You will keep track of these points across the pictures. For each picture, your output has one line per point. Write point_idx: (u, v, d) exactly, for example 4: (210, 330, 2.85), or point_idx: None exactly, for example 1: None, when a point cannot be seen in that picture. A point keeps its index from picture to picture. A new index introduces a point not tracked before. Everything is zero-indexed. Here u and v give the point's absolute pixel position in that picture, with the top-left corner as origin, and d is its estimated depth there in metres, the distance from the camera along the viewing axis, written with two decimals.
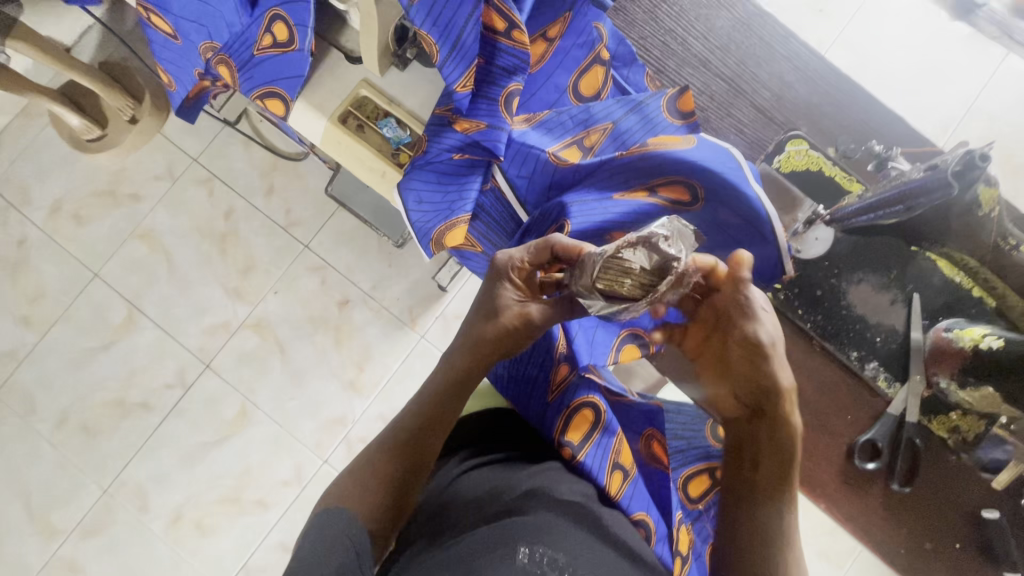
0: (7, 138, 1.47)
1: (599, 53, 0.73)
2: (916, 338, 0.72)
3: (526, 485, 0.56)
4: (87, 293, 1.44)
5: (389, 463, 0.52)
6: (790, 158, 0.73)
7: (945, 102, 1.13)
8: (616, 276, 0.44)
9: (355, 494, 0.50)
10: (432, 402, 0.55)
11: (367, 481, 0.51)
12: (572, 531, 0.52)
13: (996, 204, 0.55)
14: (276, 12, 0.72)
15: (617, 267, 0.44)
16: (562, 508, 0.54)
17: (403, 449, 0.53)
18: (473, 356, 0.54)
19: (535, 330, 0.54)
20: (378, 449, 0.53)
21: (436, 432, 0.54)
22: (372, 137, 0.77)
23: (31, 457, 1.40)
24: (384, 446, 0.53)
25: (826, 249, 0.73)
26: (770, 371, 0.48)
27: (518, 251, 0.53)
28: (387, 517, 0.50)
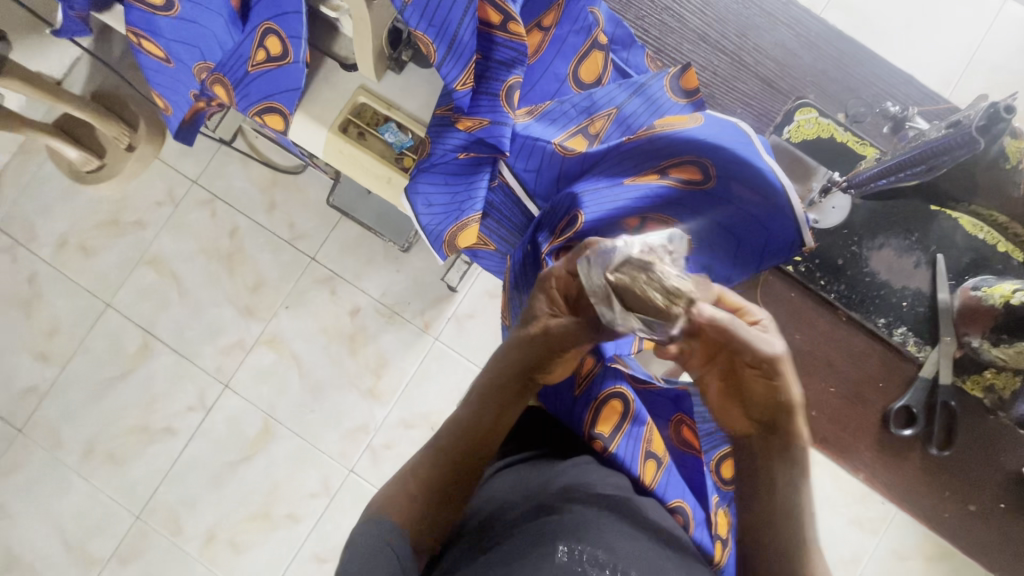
0: (8, 177, 1.48)
1: (596, 37, 0.71)
2: (943, 299, 0.71)
3: (568, 486, 0.55)
4: (100, 323, 1.45)
5: (429, 470, 0.52)
6: (800, 127, 0.70)
7: (945, 56, 1.10)
8: (632, 271, 0.47)
9: (396, 502, 0.50)
10: (471, 407, 0.54)
11: (410, 488, 0.51)
12: (612, 527, 0.51)
13: None
14: (267, 26, 0.71)
15: (638, 268, 0.48)
16: (601, 503, 0.54)
17: (444, 454, 0.53)
18: (507, 365, 0.53)
19: (553, 343, 0.52)
20: (419, 455, 0.53)
21: (475, 439, 0.53)
22: (375, 144, 0.76)
23: (61, 490, 1.41)
24: (426, 452, 0.53)
25: (843, 216, 0.71)
26: (783, 384, 0.48)
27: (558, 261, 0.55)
28: (430, 524, 0.50)
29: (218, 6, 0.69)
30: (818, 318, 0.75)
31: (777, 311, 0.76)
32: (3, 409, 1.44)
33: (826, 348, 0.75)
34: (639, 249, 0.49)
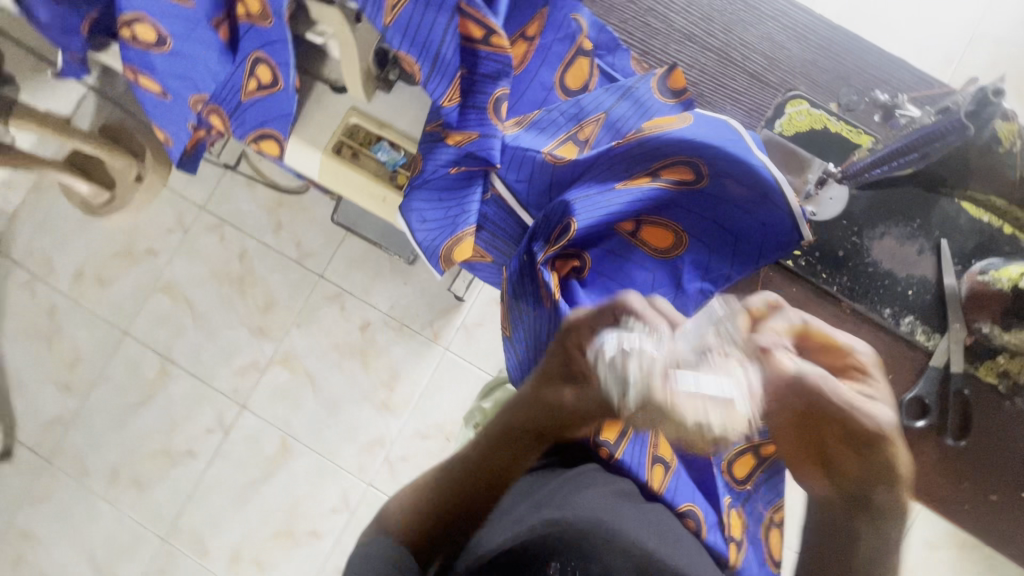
0: (24, 214, 1.52)
1: (581, 44, 0.72)
2: (951, 286, 0.66)
3: (585, 510, 0.54)
4: (119, 352, 1.48)
5: (433, 490, 0.49)
6: (792, 120, 0.69)
7: (946, 36, 1.08)
8: (653, 409, 0.44)
9: (404, 516, 0.49)
10: (486, 438, 0.50)
11: (418, 503, 0.49)
12: (613, 548, 0.53)
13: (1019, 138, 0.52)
14: (256, 56, 0.71)
15: (660, 405, 0.43)
16: (610, 531, 0.53)
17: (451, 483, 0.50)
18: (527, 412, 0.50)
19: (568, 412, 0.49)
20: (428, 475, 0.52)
21: (490, 471, 0.50)
22: (368, 163, 0.77)
23: (90, 516, 1.44)
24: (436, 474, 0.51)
25: (842, 208, 0.67)
26: (877, 444, 0.44)
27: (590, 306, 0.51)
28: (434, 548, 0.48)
29: (207, 38, 0.70)
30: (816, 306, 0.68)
31: None
32: (31, 439, 1.48)
33: None
34: (661, 380, 0.43)
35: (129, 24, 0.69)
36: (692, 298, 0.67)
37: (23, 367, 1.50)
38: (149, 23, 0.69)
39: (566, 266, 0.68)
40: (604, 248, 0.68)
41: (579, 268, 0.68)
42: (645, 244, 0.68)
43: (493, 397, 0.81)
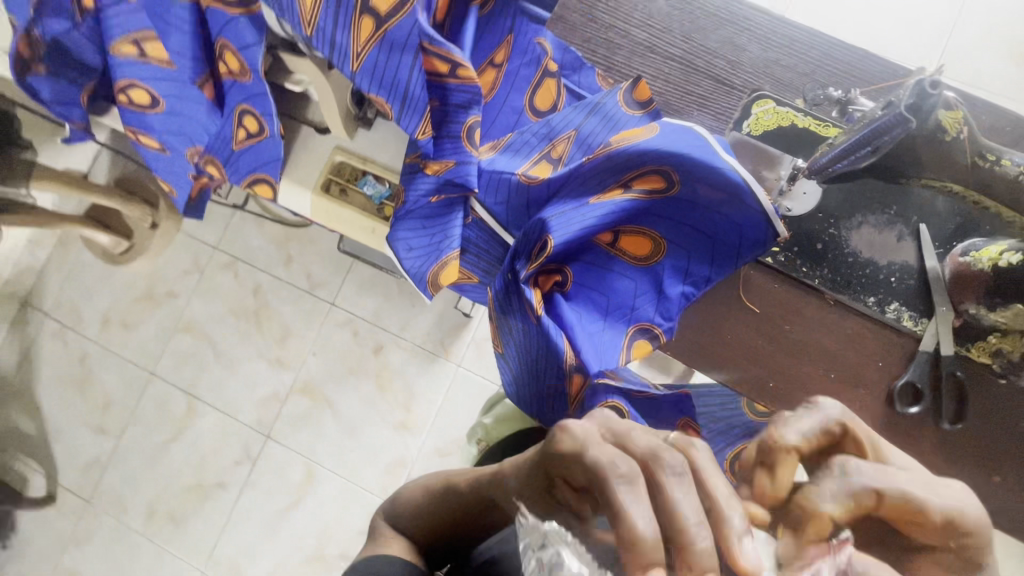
0: (51, 269, 1.61)
1: (546, 66, 0.75)
2: (932, 268, 0.66)
3: None
4: (147, 392, 1.55)
5: (432, 504, 0.52)
6: (758, 119, 0.69)
7: (933, 9, 1.08)
8: None
9: (407, 515, 0.53)
10: (478, 481, 0.50)
11: (419, 506, 0.53)
12: None
13: (964, 123, 0.54)
14: (242, 108, 0.75)
15: None
16: None
17: (439, 505, 0.52)
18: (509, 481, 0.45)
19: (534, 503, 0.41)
20: (421, 491, 0.54)
21: (477, 514, 0.49)
22: (356, 198, 0.81)
23: (131, 553, 1.50)
24: (426, 493, 0.53)
25: (817, 200, 0.68)
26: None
27: (591, 427, 0.37)
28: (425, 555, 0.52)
29: (195, 96, 0.75)
30: (802, 303, 0.69)
31: (762, 305, 0.70)
32: (72, 482, 1.55)
33: (815, 333, 0.69)
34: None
35: (123, 89, 0.73)
36: (674, 302, 0.68)
37: (60, 414, 1.58)
38: (142, 87, 0.73)
39: (549, 282, 0.70)
40: (585, 260, 0.70)
41: (561, 282, 0.71)
42: (625, 253, 0.70)
43: (493, 413, 0.84)
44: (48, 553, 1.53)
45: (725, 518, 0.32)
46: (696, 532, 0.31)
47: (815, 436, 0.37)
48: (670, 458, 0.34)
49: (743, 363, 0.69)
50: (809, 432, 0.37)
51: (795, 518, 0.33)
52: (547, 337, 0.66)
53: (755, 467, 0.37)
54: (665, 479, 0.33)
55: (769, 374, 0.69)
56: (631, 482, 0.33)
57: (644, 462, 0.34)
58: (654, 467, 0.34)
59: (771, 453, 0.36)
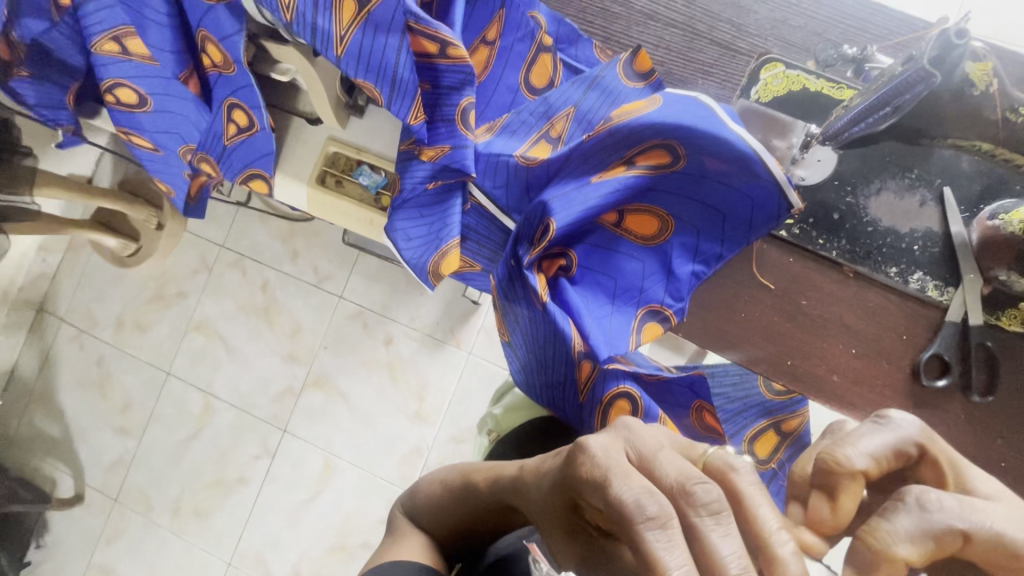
0: (64, 274, 1.63)
1: (541, 41, 0.71)
2: (958, 233, 0.62)
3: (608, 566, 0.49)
4: (164, 391, 1.57)
5: (446, 501, 0.52)
6: (768, 85, 0.66)
7: None
8: None
9: (424, 510, 0.53)
10: (492, 480, 0.49)
11: (434, 500, 0.53)
12: None
13: (992, 76, 0.52)
14: (231, 102, 0.73)
15: None
16: None
17: (454, 504, 0.51)
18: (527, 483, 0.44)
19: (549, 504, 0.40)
20: (438, 485, 0.54)
21: (492, 512, 0.49)
22: (352, 189, 0.79)
23: (160, 548, 1.53)
24: (442, 487, 0.53)
25: (832, 167, 0.64)
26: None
27: (612, 443, 0.37)
28: (440, 553, 0.52)
29: (182, 92, 0.73)
30: (820, 278, 0.66)
31: (778, 281, 0.67)
32: (98, 481, 1.58)
33: (835, 308, 0.66)
34: None
35: (109, 89, 0.71)
36: (684, 281, 0.66)
37: (81, 416, 1.60)
38: (129, 87, 0.71)
39: (552, 266, 0.68)
40: (591, 242, 0.68)
41: (566, 266, 0.68)
42: (631, 233, 0.67)
43: (503, 402, 0.82)
44: (80, 550, 1.57)
45: (779, 561, 0.31)
46: None
47: (885, 459, 0.38)
48: (701, 493, 0.33)
49: (758, 341, 0.67)
50: (880, 453, 0.39)
51: (860, 558, 0.34)
52: (554, 324, 0.64)
53: (812, 489, 0.39)
54: (698, 522, 0.32)
55: (787, 352, 0.66)
56: (662, 526, 0.32)
57: (672, 496, 0.34)
58: (684, 505, 0.33)
59: (835, 478, 0.37)
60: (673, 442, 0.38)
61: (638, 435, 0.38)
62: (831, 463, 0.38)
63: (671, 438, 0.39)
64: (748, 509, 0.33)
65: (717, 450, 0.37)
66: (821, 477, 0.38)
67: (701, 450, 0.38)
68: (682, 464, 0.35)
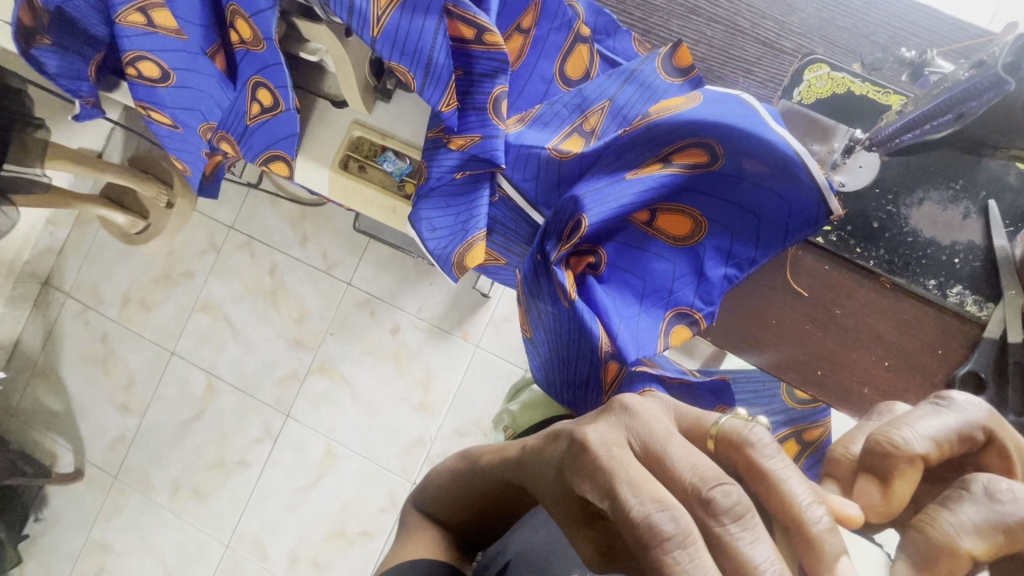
0: (70, 248, 1.61)
1: (578, 31, 0.68)
2: (1000, 248, 0.61)
3: None
4: (168, 371, 1.56)
5: (456, 486, 0.49)
6: (812, 86, 0.64)
7: None
8: None
9: (432, 500, 0.51)
10: (498, 461, 0.45)
11: (443, 485, 0.50)
12: None
13: None
14: (256, 80, 0.71)
15: None
16: None
17: (462, 489, 0.48)
18: (528, 465, 0.41)
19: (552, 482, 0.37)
20: (445, 474, 0.51)
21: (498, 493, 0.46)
22: (376, 175, 0.78)
23: (158, 527, 1.53)
24: (450, 476, 0.50)
25: (873, 175, 0.62)
26: None
27: (612, 434, 0.34)
28: (455, 540, 0.50)
29: (208, 68, 0.71)
30: (859, 288, 0.64)
31: (812, 289, 0.65)
32: (98, 457, 1.57)
33: (871, 318, 0.64)
34: None
35: (131, 63, 0.70)
36: (716, 284, 0.64)
37: (84, 393, 1.60)
38: (152, 60, 0.70)
39: (581, 263, 0.66)
40: (621, 240, 0.66)
41: (595, 264, 0.67)
42: (662, 233, 0.65)
43: (520, 400, 0.80)
44: (78, 526, 1.57)
45: (818, 539, 0.30)
46: None
47: (946, 443, 0.36)
48: (721, 499, 0.30)
49: (787, 345, 0.65)
50: (940, 435, 0.37)
51: (922, 551, 0.32)
52: (581, 322, 0.63)
53: (859, 473, 0.37)
54: (722, 532, 0.30)
55: (817, 362, 0.65)
56: (682, 542, 0.29)
57: (689, 503, 0.31)
58: (703, 514, 0.30)
59: (890, 460, 0.35)
60: (681, 427, 0.35)
61: (640, 419, 0.35)
62: (888, 446, 0.36)
63: (674, 415, 0.36)
64: (774, 487, 0.31)
65: (729, 417, 0.34)
66: (871, 458, 0.36)
67: (710, 421, 0.34)
68: (695, 461, 0.32)
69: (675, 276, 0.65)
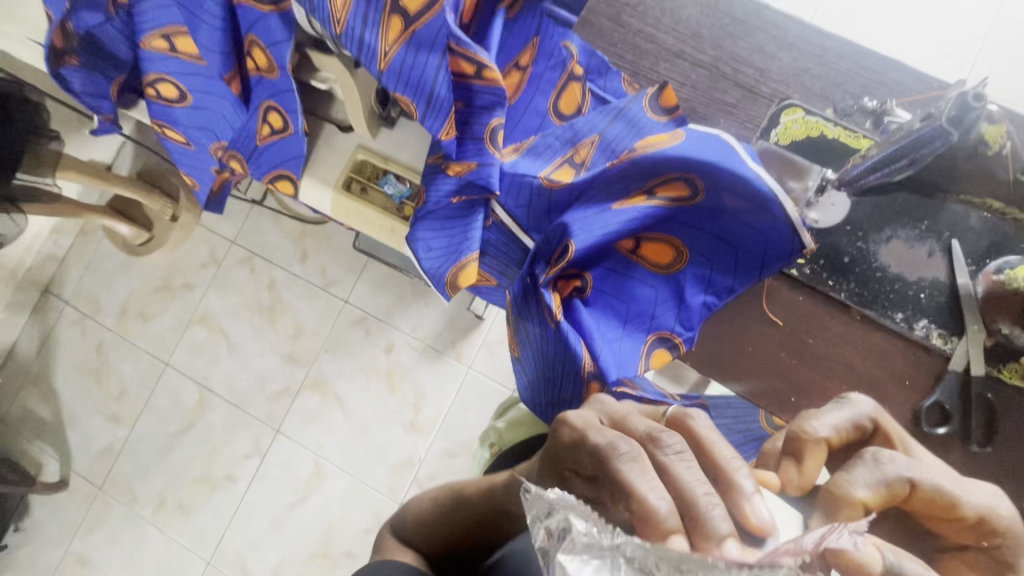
0: (73, 257, 1.64)
1: (572, 71, 0.74)
2: (964, 285, 0.64)
3: None
4: (161, 382, 1.57)
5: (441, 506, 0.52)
6: (787, 129, 0.68)
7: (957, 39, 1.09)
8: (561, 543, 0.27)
9: (416, 525, 0.53)
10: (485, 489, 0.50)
11: (430, 505, 0.54)
12: None
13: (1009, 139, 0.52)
14: (268, 104, 0.76)
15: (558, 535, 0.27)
16: None
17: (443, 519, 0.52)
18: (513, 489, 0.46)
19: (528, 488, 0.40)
20: (431, 502, 0.54)
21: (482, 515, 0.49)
22: (376, 197, 0.81)
23: (139, 541, 1.51)
24: (433, 504, 0.53)
25: (845, 213, 0.67)
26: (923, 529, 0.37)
27: (589, 414, 0.38)
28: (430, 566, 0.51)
29: (222, 91, 0.75)
30: (831, 320, 0.67)
31: (788, 319, 0.68)
32: (85, 468, 1.57)
33: (839, 347, 0.67)
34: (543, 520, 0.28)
35: (151, 83, 0.74)
36: (695, 311, 0.67)
37: (75, 402, 1.60)
38: (171, 82, 0.74)
39: (568, 287, 0.70)
40: (607, 266, 0.69)
41: (581, 288, 0.70)
42: (646, 261, 0.68)
43: (507, 417, 0.82)
44: (58, 538, 1.55)
45: (736, 483, 0.31)
46: (706, 501, 0.30)
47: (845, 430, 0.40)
48: (668, 437, 0.33)
49: (761, 373, 0.68)
50: (840, 425, 0.40)
51: (830, 503, 0.33)
52: (566, 343, 0.65)
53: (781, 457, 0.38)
54: (665, 459, 0.32)
55: (791, 389, 0.68)
56: (635, 458, 0.32)
57: (641, 442, 0.34)
58: (652, 448, 0.33)
59: (802, 444, 0.38)
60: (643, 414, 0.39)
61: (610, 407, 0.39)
62: (799, 431, 0.38)
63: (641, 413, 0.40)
64: (708, 450, 0.33)
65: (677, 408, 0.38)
66: (790, 444, 0.38)
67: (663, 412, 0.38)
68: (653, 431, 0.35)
69: (658, 302, 0.68)
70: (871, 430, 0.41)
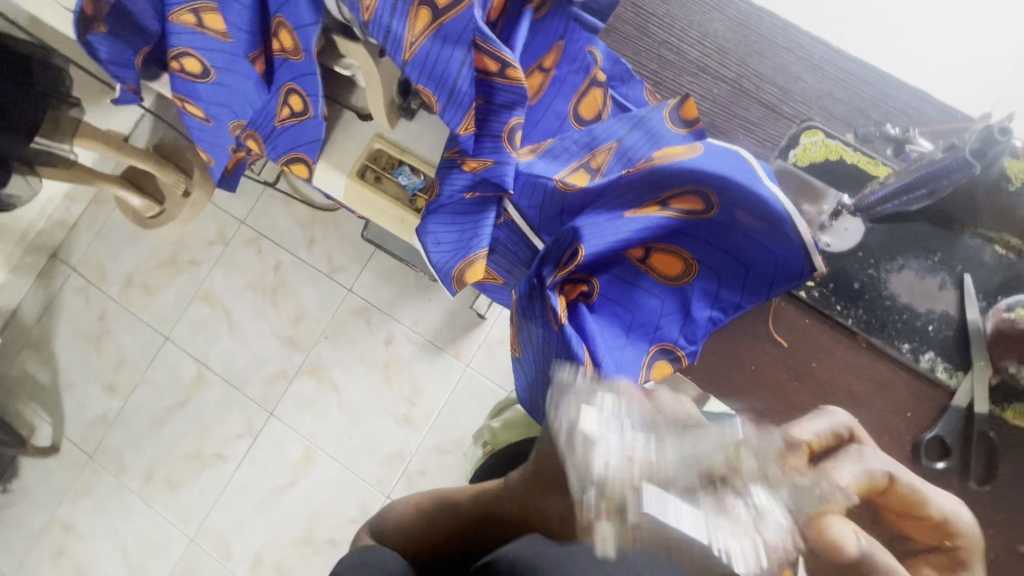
0: (82, 225, 1.65)
1: (595, 76, 0.74)
2: (974, 322, 0.64)
3: None
4: (159, 356, 1.57)
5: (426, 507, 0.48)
6: (806, 150, 0.68)
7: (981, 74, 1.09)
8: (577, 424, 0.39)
9: (396, 530, 0.48)
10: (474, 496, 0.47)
11: (411, 512, 0.49)
12: None
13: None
14: (290, 86, 0.76)
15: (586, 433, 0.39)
16: None
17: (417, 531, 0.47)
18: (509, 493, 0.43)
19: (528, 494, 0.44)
20: (413, 508, 0.50)
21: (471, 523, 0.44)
22: (390, 187, 0.81)
23: (125, 513, 1.52)
24: (416, 511, 0.49)
25: (858, 239, 0.66)
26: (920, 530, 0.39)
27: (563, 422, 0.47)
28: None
29: (246, 70, 0.75)
30: (837, 345, 0.67)
31: (791, 340, 0.68)
32: (77, 435, 1.57)
33: (843, 374, 0.66)
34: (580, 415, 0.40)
35: (176, 57, 0.74)
36: (700, 325, 0.67)
37: (73, 368, 1.61)
38: (195, 57, 0.74)
39: (575, 291, 0.69)
40: (615, 274, 0.69)
41: (587, 293, 0.69)
42: (654, 271, 0.68)
43: (502, 417, 0.83)
44: (45, 502, 1.56)
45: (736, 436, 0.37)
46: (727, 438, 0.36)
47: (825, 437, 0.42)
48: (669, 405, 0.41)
49: (760, 392, 0.67)
50: (819, 433, 0.43)
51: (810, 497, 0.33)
52: (568, 347, 0.64)
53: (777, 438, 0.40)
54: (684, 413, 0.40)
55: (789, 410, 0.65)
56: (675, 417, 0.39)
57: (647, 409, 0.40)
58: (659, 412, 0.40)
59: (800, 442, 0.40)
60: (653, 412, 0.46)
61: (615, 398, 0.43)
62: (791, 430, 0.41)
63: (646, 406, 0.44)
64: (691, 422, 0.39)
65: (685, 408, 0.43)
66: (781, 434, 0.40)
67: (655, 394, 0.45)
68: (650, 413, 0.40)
69: (664, 314, 0.68)
70: (847, 437, 0.44)
